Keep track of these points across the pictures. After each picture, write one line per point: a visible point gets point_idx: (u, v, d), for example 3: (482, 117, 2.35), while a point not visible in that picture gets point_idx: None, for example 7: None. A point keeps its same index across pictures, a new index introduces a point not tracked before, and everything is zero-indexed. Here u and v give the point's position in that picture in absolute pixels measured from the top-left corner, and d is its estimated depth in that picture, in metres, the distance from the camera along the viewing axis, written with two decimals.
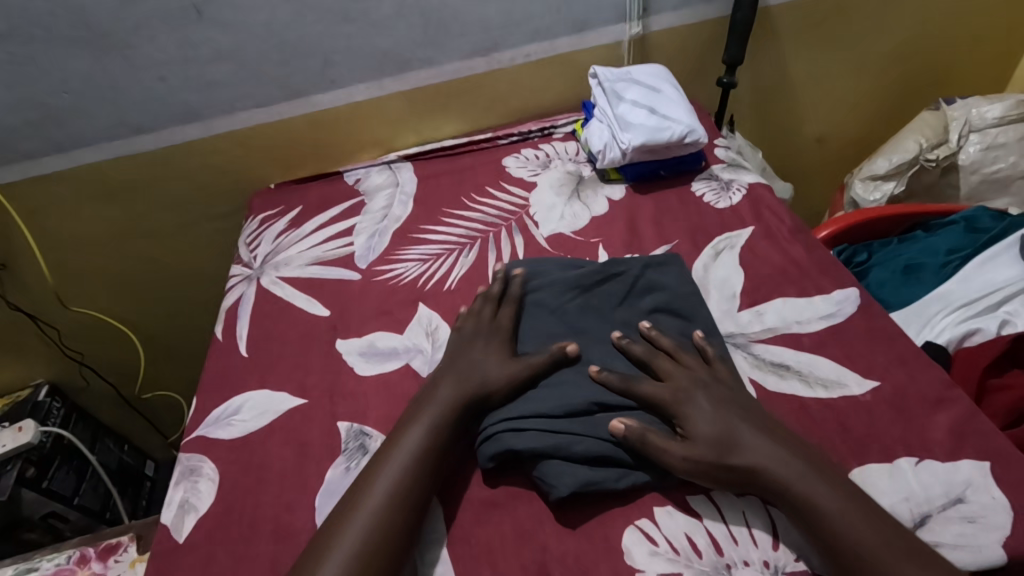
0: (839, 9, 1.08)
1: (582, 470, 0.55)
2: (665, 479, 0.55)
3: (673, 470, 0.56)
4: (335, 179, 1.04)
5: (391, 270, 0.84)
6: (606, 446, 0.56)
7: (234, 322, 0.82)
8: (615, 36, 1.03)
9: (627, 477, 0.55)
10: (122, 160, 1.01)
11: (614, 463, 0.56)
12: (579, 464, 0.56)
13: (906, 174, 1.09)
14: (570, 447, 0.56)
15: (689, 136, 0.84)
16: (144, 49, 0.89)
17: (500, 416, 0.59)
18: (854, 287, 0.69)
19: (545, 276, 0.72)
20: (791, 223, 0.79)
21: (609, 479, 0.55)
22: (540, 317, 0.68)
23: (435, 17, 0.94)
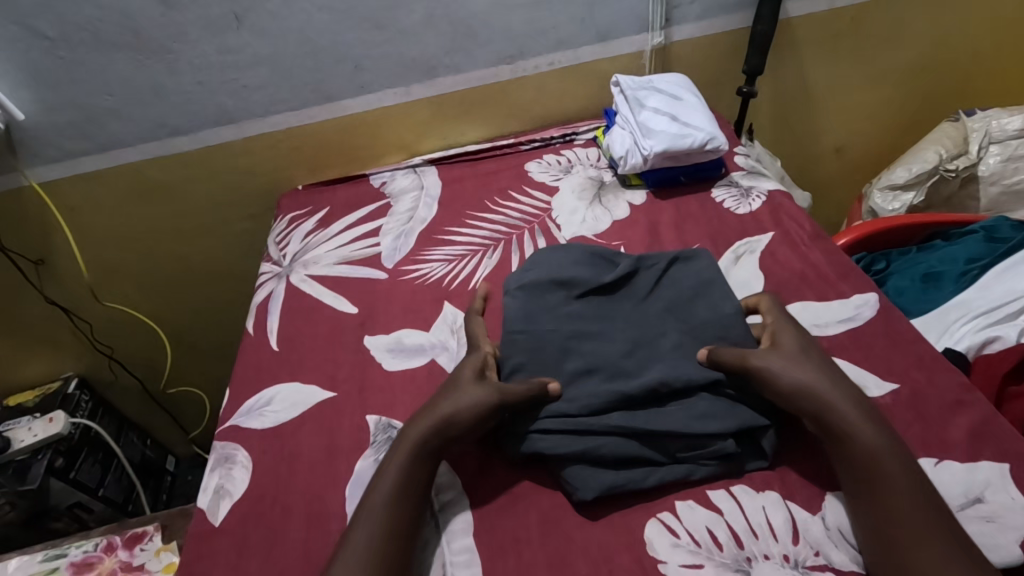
0: (859, 21, 1.09)
1: (609, 473, 0.57)
2: (691, 475, 0.57)
3: (699, 468, 0.57)
4: (362, 182, 1.07)
5: (417, 270, 0.86)
6: (631, 448, 0.58)
7: (265, 317, 0.84)
8: (637, 46, 1.05)
9: (654, 475, 0.57)
10: (158, 161, 1.05)
11: (642, 462, 0.58)
12: (605, 469, 0.57)
13: (925, 184, 1.10)
14: (596, 451, 0.58)
15: (710, 143, 0.86)
16: (184, 54, 0.93)
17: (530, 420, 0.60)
18: (873, 292, 0.70)
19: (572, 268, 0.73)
20: (811, 229, 0.80)
21: (636, 480, 0.56)
22: (558, 302, 0.69)
23: (462, 25, 0.97)
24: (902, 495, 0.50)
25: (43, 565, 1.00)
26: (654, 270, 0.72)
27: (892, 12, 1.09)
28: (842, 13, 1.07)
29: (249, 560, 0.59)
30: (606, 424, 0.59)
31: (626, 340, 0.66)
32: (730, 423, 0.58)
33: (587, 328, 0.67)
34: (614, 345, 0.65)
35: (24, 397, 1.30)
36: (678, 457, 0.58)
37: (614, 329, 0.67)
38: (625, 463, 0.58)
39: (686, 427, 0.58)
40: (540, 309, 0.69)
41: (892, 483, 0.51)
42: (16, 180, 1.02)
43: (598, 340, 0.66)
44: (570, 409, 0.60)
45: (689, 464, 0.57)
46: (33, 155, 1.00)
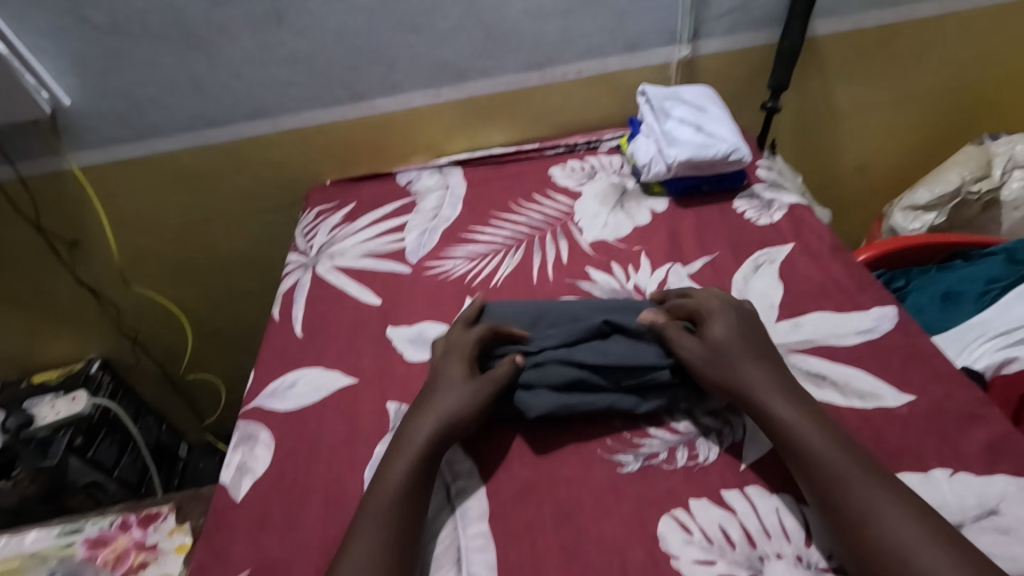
0: (887, 39, 1.10)
1: (561, 395, 0.63)
2: (636, 407, 0.63)
3: (644, 401, 0.64)
4: (388, 179, 1.10)
5: (439, 266, 0.89)
6: (580, 375, 0.64)
7: (290, 305, 0.87)
8: (664, 58, 1.06)
9: (603, 399, 0.63)
10: (193, 150, 1.08)
11: (590, 385, 0.64)
12: (556, 391, 0.64)
13: (948, 205, 1.07)
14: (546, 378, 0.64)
15: (734, 154, 0.87)
16: (226, 48, 0.96)
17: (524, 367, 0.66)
18: (892, 306, 0.70)
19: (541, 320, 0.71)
20: (831, 242, 0.81)
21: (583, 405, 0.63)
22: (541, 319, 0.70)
23: (494, 31, 1.00)
24: (903, 534, 0.48)
25: (58, 540, 1.02)
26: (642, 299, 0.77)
27: (920, 35, 1.11)
28: (871, 33, 1.09)
29: (268, 536, 0.60)
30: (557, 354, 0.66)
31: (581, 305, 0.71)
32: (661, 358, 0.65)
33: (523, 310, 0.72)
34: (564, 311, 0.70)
35: (48, 375, 1.34)
36: (622, 384, 0.64)
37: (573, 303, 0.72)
38: (576, 383, 0.64)
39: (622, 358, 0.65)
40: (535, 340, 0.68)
41: (887, 513, 0.49)
42: (57, 164, 1.06)
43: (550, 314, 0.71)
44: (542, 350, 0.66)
45: (673, 444, 0.61)
46: (75, 141, 1.04)
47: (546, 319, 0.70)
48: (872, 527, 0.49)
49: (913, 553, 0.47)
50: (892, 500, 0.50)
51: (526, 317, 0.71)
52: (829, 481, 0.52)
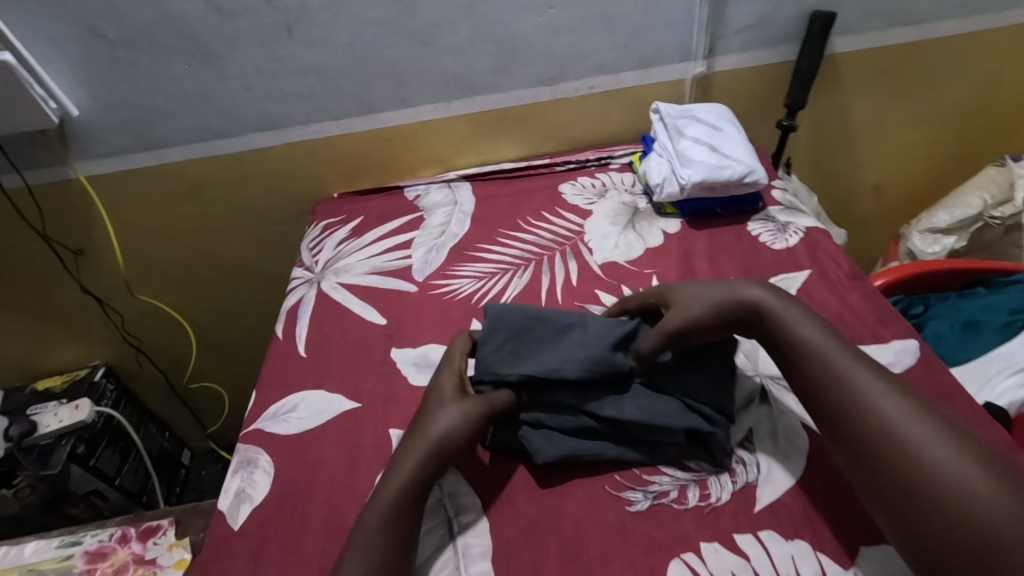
0: (908, 57, 1.08)
1: (565, 442, 0.61)
2: (647, 462, 0.61)
3: (655, 456, 0.61)
4: (396, 193, 1.09)
5: (445, 285, 0.87)
6: (591, 425, 0.61)
7: (294, 322, 0.86)
8: (678, 74, 1.05)
9: (612, 450, 0.61)
10: (201, 161, 1.08)
11: (594, 437, 0.62)
12: (565, 437, 0.62)
13: (969, 229, 1.04)
14: (555, 423, 0.62)
15: (749, 177, 0.85)
16: (235, 60, 0.96)
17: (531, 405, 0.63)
18: (913, 339, 0.68)
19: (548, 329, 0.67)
20: (849, 269, 0.79)
21: (591, 457, 0.61)
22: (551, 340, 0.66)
23: (506, 45, 0.98)
24: (889, 407, 0.52)
25: (58, 552, 1.01)
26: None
27: (942, 54, 1.08)
28: (891, 50, 1.06)
29: (265, 568, 0.58)
30: (568, 394, 0.62)
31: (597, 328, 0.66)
32: (682, 419, 0.60)
33: (553, 317, 0.66)
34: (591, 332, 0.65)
35: (53, 382, 1.33)
36: (636, 440, 0.61)
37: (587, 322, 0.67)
38: (586, 430, 0.62)
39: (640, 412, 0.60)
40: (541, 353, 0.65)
41: (875, 390, 0.53)
42: (65, 173, 1.06)
43: (578, 331, 0.65)
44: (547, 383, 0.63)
45: (684, 482, 0.59)
46: (83, 150, 1.04)
47: (571, 336, 0.65)
48: (860, 401, 0.53)
49: (896, 421, 0.51)
50: (878, 380, 0.54)
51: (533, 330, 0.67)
52: (823, 366, 0.57)
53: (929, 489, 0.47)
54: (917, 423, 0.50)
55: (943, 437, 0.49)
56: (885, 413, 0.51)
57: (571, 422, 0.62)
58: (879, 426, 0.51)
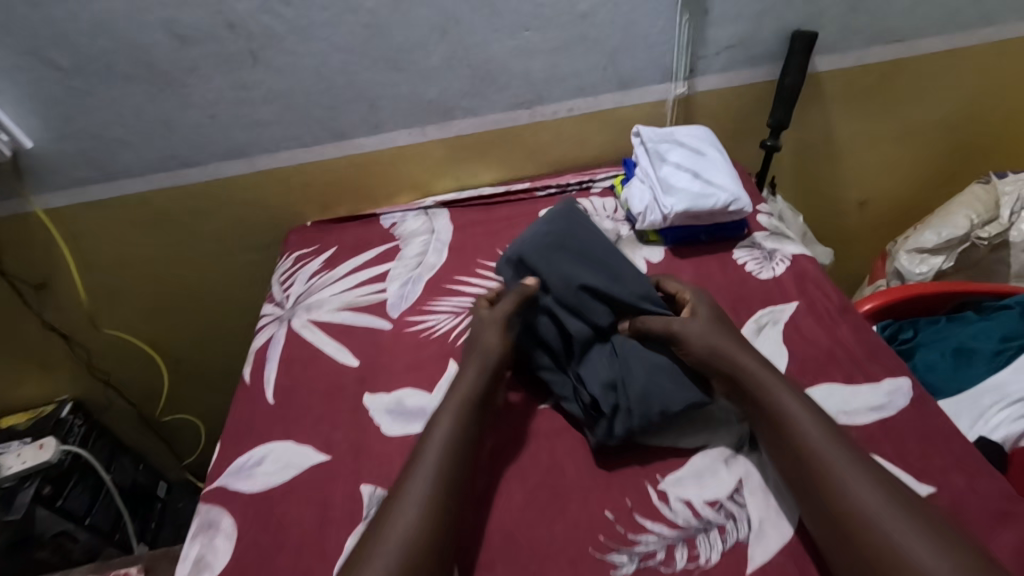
0: (890, 76, 1.06)
1: (521, 339, 0.72)
2: (563, 401, 0.68)
3: (572, 402, 0.67)
4: (372, 221, 1.05)
5: (422, 322, 0.83)
6: (550, 341, 0.70)
7: (262, 365, 0.82)
8: (659, 95, 1.02)
9: (545, 370, 0.70)
10: (166, 191, 1.03)
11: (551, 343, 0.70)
12: (527, 336, 0.72)
13: (957, 249, 1.03)
14: (533, 318, 0.72)
15: (734, 205, 0.82)
16: (198, 88, 0.91)
17: (535, 299, 0.73)
18: (905, 377, 0.66)
19: (595, 266, 0.75)
20: (838, 301, 0.76)
21: (530, 358, 0.71)
22: (593, 272, 0.74)
23: (482, 69, 0.95)
24: (872, 503, 0.51)
25: None
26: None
27: (924, 71, 1.07)
28: (872, 70, 1.05)
29: None
30: (563, 308, 0.71)
31: (634, 285, 0.73)
32: (599, 382, 0.65)
33: (604, 253, 0.76)
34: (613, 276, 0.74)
35: (16, 419, 1.27)
36: (567, 372, 0.69)
37: (630, 273, 0.75)
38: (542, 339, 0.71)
39: (585, 366, 0.68)
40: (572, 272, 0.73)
41: (858, 480, 0.52)
42: (22, 206, 1.01)
43: (612, 276, 0.74)
44: (558, 293, 0.72)
45: (672, 542, 0.56)
46: (40, 182, 0.99)
47: (602, 274, 0.74)
48: (844, 494, 0.52)
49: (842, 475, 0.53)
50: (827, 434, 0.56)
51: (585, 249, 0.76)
52: (781, 421, 0.58)
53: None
54: (903, 524, 0.49)
55: (890, 499, 0.51)
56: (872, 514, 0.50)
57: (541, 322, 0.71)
58: (863, 522, 0.50)
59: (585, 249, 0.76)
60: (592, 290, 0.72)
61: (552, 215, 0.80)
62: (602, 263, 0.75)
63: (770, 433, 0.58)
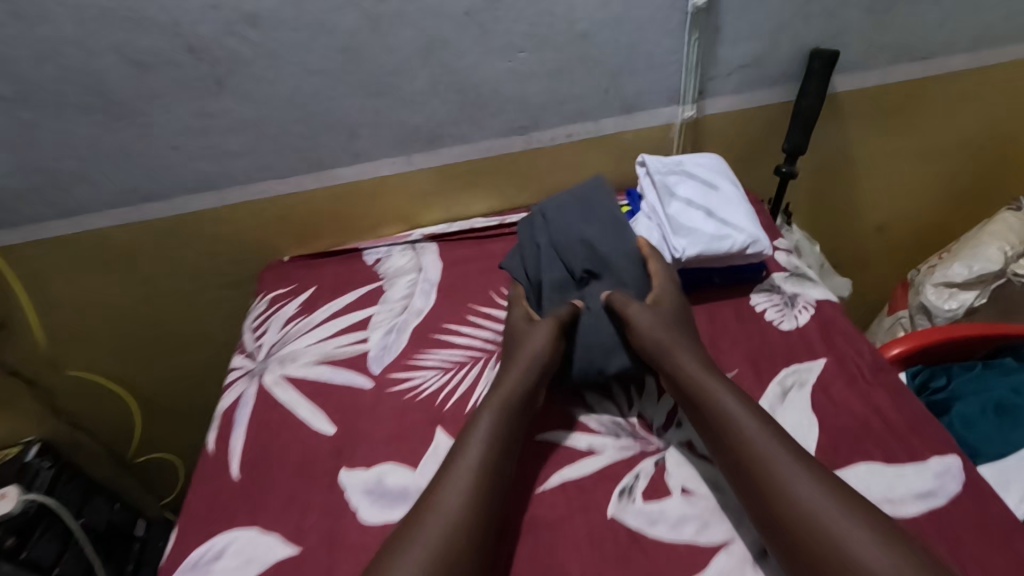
0: (913, 95, 0.98)
1: (513, 265, 0.79)
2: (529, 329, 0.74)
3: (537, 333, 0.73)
4: (355, 257, 0.97)
5: (406, 379, 0.75)
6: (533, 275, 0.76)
7: (229, 430, 0.73)
8: (666, 119, 0.94)
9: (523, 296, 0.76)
10: (129, 226, 0.95)
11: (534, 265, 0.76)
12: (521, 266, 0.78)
13: (991, 284, 0.94)
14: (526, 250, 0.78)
15: (751, 248, 0.74)
16: (159, 118, 0.83)
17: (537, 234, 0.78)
18: (954, 455, 0.58)
19: (598, 219, 0.77)
20: (871, 358, 0.68)
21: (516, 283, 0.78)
22: (596, 223, 0.76)
23: (471, 94, 0.87)
24: (818, 500, 0.51)
25: None
26: (654, 451, 0.63)
27: (950, 90, 0.99)
28: (893, 90, 0.97)
29: None
30: (553, 250, 0.76)
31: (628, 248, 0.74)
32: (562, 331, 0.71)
33: (611, 208, 0.78)
34: (618, 239, 0.75)
35: None
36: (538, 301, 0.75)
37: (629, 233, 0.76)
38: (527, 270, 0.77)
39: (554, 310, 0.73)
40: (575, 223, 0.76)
41: (799, 478, 0.52)
42: None
43: (609, 232, 0.75)
44: (556, 237, 0.76)
45: None
46: None
47: (599, 227, 0.75)
48: (787, 492, 0.52)
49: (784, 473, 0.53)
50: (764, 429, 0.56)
51: (594, 203, 0.78)
52: (722, 423, 0.58)
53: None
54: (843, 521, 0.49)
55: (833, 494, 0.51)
56: (816, 513, 0.50)
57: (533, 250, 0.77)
58: (808, 519, 0.50)
59: (595, 202, 0.78)
60: (586, 241, 0.74)
61: (587, 181, 0.82)
62: (606, 218, 0.76)
63: (711, 434, 0.58)
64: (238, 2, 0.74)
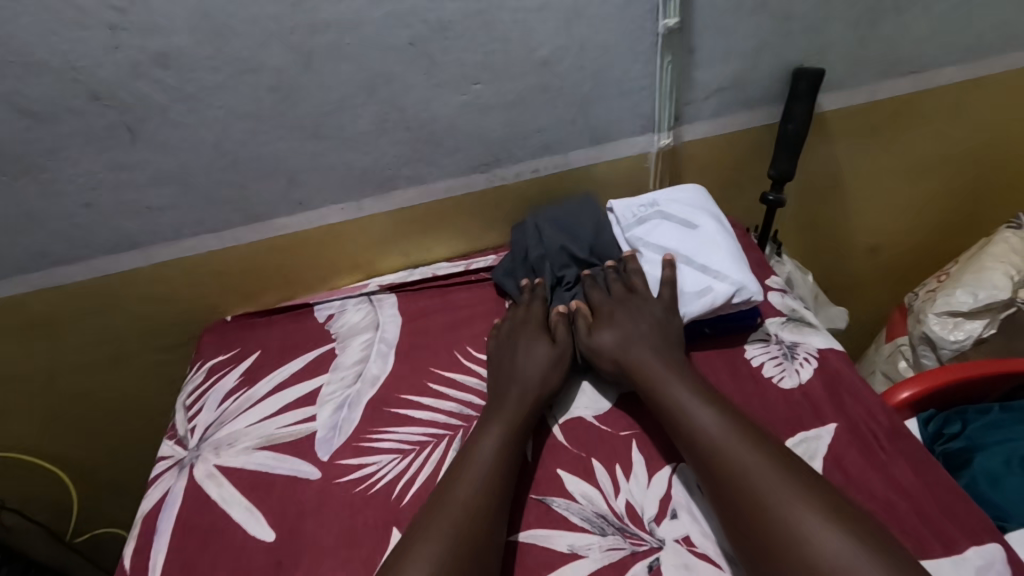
0: (902, 111, 0.92)
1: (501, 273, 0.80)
2: None
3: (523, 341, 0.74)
4: (304, 313, 0.86)
5: (359, 467, 0.65)
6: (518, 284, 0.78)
7: (150, 541, 0.62)
8: (640, 148, 0.86)
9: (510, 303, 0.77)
10: (42, 293, 0.84)
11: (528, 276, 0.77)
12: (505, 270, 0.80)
13: (998, 313, 0.87)
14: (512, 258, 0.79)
15: (739, 296, 0.67)
16: (64, 173, 0.72)
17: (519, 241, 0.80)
18: (993, 543, 0.50)
19: (580, 227, 0.78)
20: (886, 421, 0.60)
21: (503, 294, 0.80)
22: (578, 232, 0.78)
23: (424, 131, 0.78)
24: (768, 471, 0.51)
25: None
26: (646, 551, 0.54)
27: (942, 104, 0.92)
28: (885, 106, 0.90)
29: None
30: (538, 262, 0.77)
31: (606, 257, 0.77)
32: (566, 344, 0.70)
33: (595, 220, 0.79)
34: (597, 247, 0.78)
35: None
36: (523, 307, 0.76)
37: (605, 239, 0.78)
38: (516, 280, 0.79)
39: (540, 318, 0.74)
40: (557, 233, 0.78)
41: (751, 456, 0.53)
42: None
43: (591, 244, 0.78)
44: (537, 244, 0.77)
45: None
46: None
47: (581, 239, 0.78)
48: (742, 473, 0.52)
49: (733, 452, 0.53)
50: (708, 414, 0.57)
51: (578, 212, 0.80)
52: (670, 412, 0.58)
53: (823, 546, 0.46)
54: (807, 499, 0.49)
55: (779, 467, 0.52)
56: (782, 497, 0.49)
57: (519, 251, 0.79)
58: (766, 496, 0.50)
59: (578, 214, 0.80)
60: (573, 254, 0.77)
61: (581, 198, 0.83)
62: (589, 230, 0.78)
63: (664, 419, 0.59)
64: (142, 40, 0.64)
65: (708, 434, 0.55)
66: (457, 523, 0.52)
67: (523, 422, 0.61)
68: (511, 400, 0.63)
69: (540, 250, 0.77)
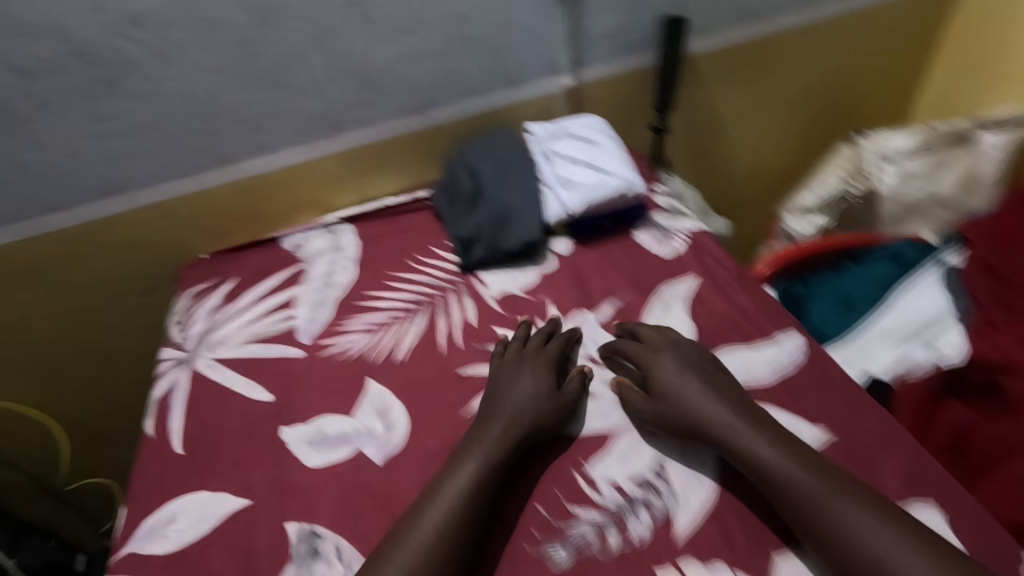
0: (756, 52, 1.13)
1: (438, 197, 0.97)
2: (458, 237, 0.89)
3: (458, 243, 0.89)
4: (273, 246, 0.99)
5: (336, 344, 0.81)
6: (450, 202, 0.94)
7: (167, 416, 0.76)
8: (549, 89, 1.04)
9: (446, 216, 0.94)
10: (29, 242, 0.93)
11: (460, 185, 0.93)
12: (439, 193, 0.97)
13: (833, 207, 1.15)
14: (446, 182, 0.96)
15: (628, 189, 0.87)
16: (51, 126, 0.83)
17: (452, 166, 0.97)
18: (796, 333, 0.74)
19: (496, 147, 0.95)
20: (733, 269, 0.83)
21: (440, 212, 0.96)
22: (492, 152, 0.94)
23: (367, 79, 0.93)
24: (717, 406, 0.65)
25: None
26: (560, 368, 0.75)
27: (786, 45, 1.15)
28: (741, 48, 1.12)
29: None
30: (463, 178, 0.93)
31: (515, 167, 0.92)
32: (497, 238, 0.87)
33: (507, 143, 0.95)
34: (510, 161, 0.93)
35: None
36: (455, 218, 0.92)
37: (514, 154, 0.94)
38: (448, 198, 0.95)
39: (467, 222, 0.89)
40: (477, 156, 0.94)
41: (704, 394, 0.66)
42: None
43: (505, 159, 0.93)
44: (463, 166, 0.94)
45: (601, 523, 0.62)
46: None
47: (497, 157, 0.93)
48: (700, 407, 0.65)
49: (691, 394, 0.66)
50: (670, 362, 0.69)
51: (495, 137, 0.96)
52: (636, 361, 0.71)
53: (768, 462, 0.60)
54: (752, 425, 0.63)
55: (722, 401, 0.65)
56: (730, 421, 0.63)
57: (452, 172, 0.96)
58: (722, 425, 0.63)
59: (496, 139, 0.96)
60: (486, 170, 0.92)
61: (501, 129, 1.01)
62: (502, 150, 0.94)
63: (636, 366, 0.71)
64: (121, 4, 0.76)
65: (668, 378, 0.68)
66: (477, 490, 0.61)
67: (499, 452, 0.63)
68: (510, 408, 0.67)
69: (466, 170, 0.93)
